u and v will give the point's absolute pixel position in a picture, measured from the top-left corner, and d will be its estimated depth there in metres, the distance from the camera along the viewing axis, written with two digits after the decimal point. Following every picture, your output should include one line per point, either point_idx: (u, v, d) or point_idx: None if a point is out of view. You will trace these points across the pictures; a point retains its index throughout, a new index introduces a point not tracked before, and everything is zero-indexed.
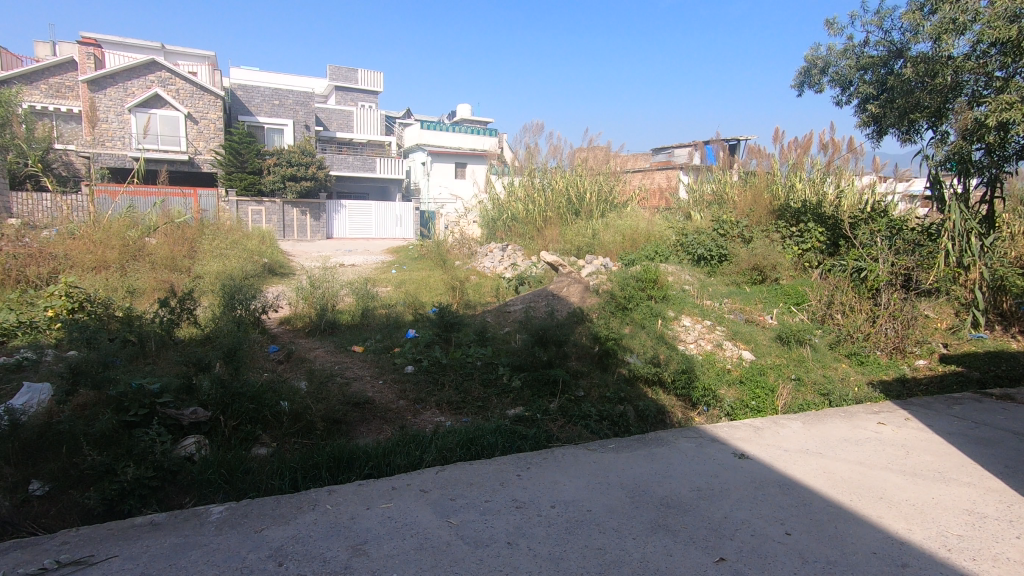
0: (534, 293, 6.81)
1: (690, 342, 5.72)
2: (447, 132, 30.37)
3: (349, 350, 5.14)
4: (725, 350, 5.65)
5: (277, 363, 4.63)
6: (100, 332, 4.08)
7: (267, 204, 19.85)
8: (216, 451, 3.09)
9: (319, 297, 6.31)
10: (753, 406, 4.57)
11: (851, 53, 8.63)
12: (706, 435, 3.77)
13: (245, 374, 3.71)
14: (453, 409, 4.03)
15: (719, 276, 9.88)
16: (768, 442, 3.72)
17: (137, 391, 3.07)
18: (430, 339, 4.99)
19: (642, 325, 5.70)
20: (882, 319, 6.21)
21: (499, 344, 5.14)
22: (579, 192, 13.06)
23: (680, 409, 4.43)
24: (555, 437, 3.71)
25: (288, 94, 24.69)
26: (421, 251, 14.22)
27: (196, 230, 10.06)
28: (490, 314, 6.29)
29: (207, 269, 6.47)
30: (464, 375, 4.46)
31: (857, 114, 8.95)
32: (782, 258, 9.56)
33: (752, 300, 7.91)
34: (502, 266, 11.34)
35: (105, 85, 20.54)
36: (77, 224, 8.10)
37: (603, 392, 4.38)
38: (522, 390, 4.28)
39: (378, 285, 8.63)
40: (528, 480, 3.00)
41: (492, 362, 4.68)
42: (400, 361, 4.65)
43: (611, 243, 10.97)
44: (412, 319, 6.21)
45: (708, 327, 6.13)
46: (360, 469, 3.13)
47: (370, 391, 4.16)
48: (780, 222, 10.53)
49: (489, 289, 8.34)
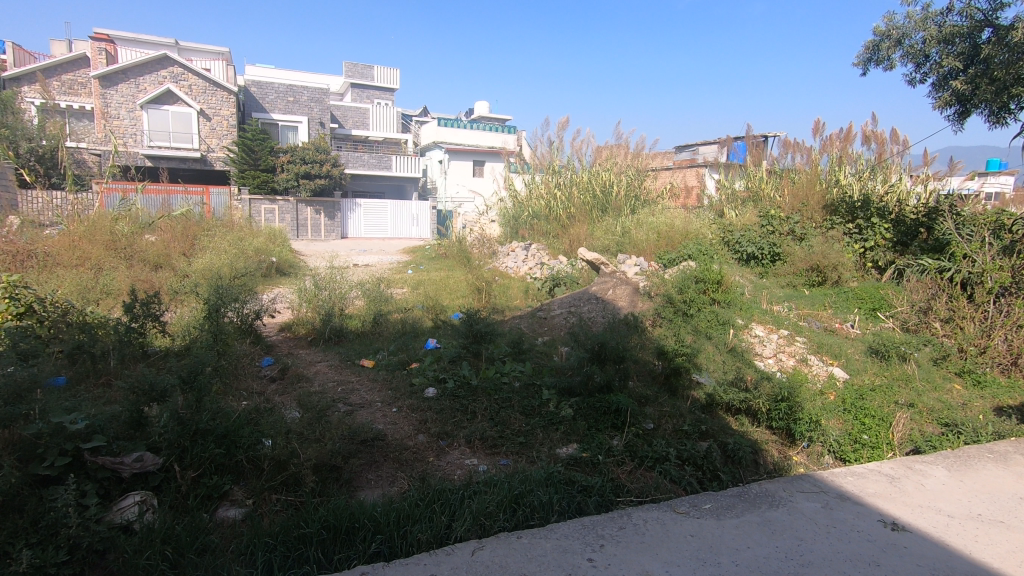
0: (574, 294, 5.82)
1: (768, 357, 4.69)
2: (464, 130, 29.41)
3: (356, 365, 4.21)
4: (812, 365, 4.60)
5: (268, 385, 3.74)
6: (40, 346, 3.22)
7: (280, 202, 19.27)
8: (164, 517, 2.21)
9: (324, 300, 5.42)
10: (865, 441, 3.62)
11: (930, 23, 7.52)
12: (831, 490, 2.79)
13: (216, 404, 2.82)
14: (488, 447, 3.09)
15: (773, 277, 8.82)
16: (918, 502, 2.73)
17: (55, 431, 2.21)
18: (456, 353, 4.02)
19: (708, 335, 4.72)
20: (998, 330, 5.12)
21: (540, 359, 4.20)
22: (606, 186, 12.04)
23: (775, 446, 3.48)
24: (625, 490, 2.79)
25: (303, 91, 24.02)
26: (439, 251, 13.35)
27: (198, 226, 9.34)
28: (524, 321, 5.37)
29: (196, 267, 5.60)
30: (500, 401, 3.51)
31: (932, 94, 7.90)
32: (845, 257, 8.44)
33: (820, 305, 6.85)
34: (526, 266, 10.42)
35: (116, 81, 20.01)
36: (65, 219, 7.38)
37: (678, 423, 3.42)
38: (575, 421, 3.32)
39: (393, 287, 7.76)
40: (607, 569, 2.06)
41: (533, 384, 3.74)
42: (419, 383, 3.68)
43: (644, 240, 9.78)
44: (432, 327, 5.29)
45: (787, 337, 5.07)
46: (364, 545, 2.21)
47: (380, 423, 3.21)
48: (836, 218, 9.51)
49: (517, 291, 7.41)
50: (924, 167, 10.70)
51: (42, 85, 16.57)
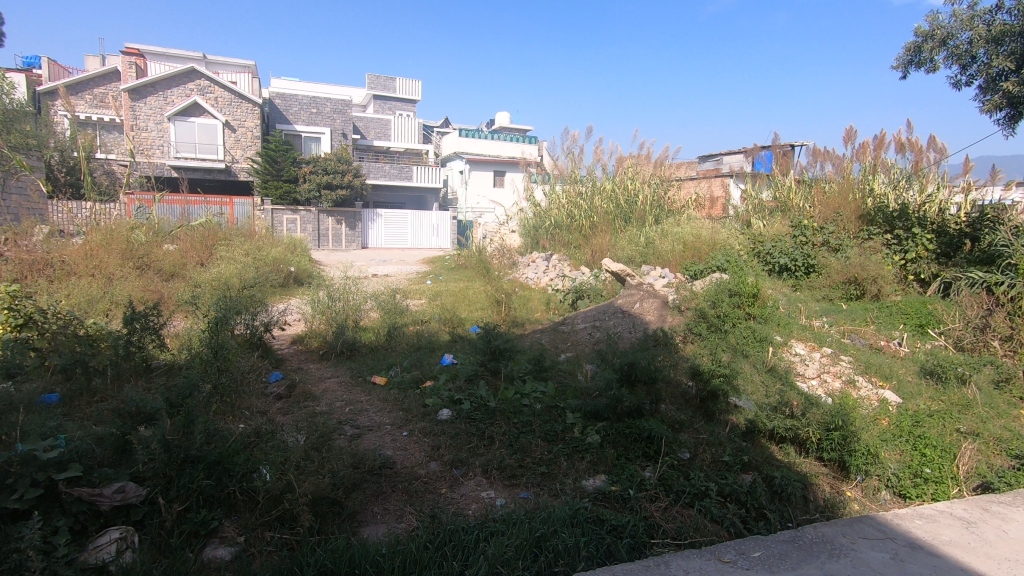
0: (599, 308, 5.51)
1: (811, 378, 4.31)
2: (485, 140, 29.30)
3: (367, 382, 3.95)
4: (861, 387, 4.21)
5: (273, 403, 3.51)
6: (31, 361, 3.03)
7: (302, 212, 19.41)
8: (144, 557, 1.97)
9: (337, 312, 5.20)
10: (928, 475, 3.23)
11: (979, 21, 7.11)
12: (899, 538, 2.43)
13: (211, 426, 2.58)
14: (506, 478, 2.80)
15: (807, 290, 8.39)
16: (1004, 554, 2.36)
17: (27, 460, 1.99)
18: (473, 372, 3.74)
19: (745, 353, 4.37)
20: None
21: (563, 378, 3.90)
22: (630, 196, 11.72)
23: (827, 480, 3.12)
24: (660, 531, 2.48)
25: (326, 102, 24.23)
26: (459, 262, 13.17)
27: (217, 236, 9.28)
28: (546, 336, 5.08)
29: (208, 276, 5.45)
30: (520, 425, 3.21)
31: (980, 98, 7.47)
32: (885, 269, 7.98)
33: (860, 321, 6.41)
34: (547, 277, 10.17)
35: (145, 94, 20.41)
36: (84, 229, 7.34)
37: (717, 453, 3.08)
38: (603, 449, 3.01)
39: (410, 298, 7.55)
40: None
41: (556, 406, 3.44)
42: (432, 404, 3.42)
43: (669, 251, 9.43)
44: (449, 341, 5.05)
45: (831, 356, 4.67)
46: None
47: (389, 449, 2.95)
48: (873, 228, 9.03)
49: (538, 303, 7.14)
50: (963, 176, 10.15)
51: (62, 90, 16.69)
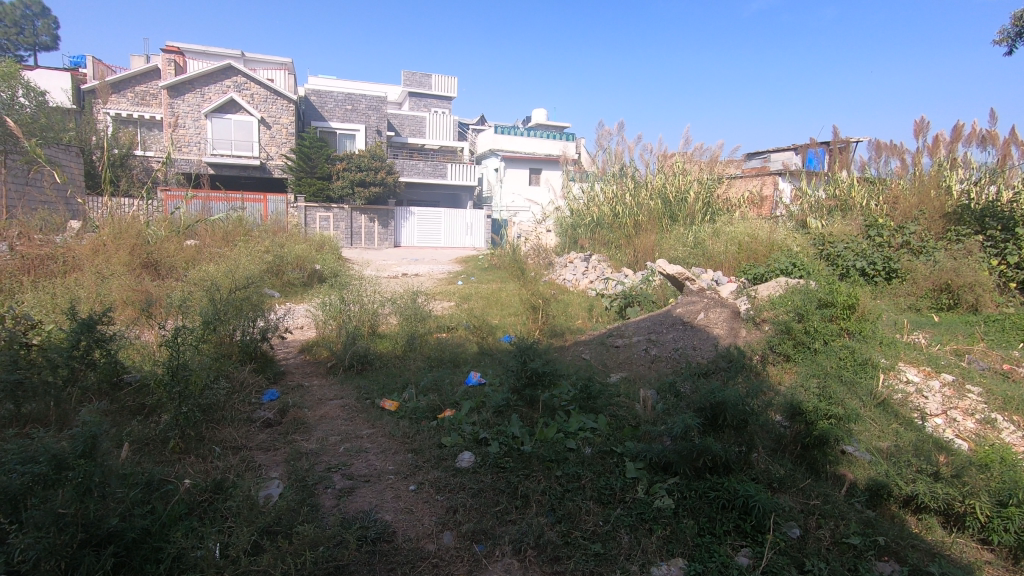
0: (653, 317, 4.67)
1: (936, 414, 3.36)
2: (522, 137, 28.44)
3: (374, 409, 3.23)
4: (1004, 429, 3.24)
5: (256, 434, 2.82)
6: None
7: (335, 210, 19.02)
8: None
9: (351, 317, 4.51)
10: None
11: None
12: None
13: (145, 484, 1.89)
14: (547, 563, 2.01)
15: (890, 298, 7.25)
16: None
17: None
18: (503, 402, 2.96)
19: (847, 381, 3.46)
20: None
21: (618, 409, 3.09)
22: (678, 192, 10.74)
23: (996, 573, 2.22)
24: None
25: (361, 99, 23.93)
26: (493, 262, 12.46)
27: (238, 232, 8.81)
28: (592, 351, 4.28)
29: (207, 274, 4.88)
30: (564, 479, 2.42)
31: None
32: (983, 274, 6.86)
33: (967, 336, 5.33)
34: (585, 279, 9.36)
35: (184, 91, 20.46)
36: (96, 222, 6.92)
37: (839, 530, 2.22)
38: (679, 519, 2.20)
39: (436, 302, 6.85)
40: None
41: (611, 451, 2.62)
42: (450, 447, 2.66)
43: (722, 253, 8.46)
44: (476, 355, 4.30)
45: (956, 387, 3.68)
46: None
47: (390, 513, 2.21)
48: (963, 227, 7.82)
49: (580, 309, 6.32)
50: None
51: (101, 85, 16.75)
